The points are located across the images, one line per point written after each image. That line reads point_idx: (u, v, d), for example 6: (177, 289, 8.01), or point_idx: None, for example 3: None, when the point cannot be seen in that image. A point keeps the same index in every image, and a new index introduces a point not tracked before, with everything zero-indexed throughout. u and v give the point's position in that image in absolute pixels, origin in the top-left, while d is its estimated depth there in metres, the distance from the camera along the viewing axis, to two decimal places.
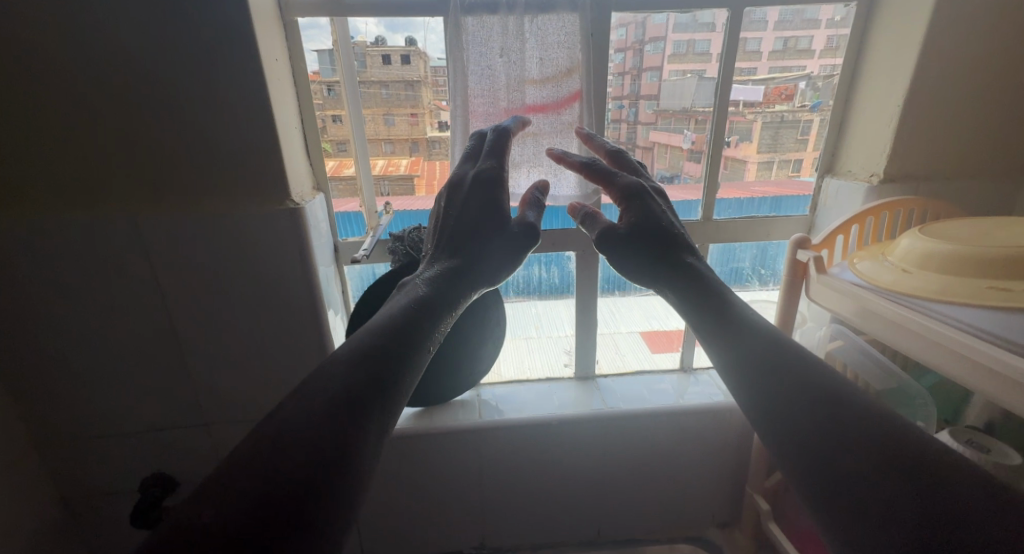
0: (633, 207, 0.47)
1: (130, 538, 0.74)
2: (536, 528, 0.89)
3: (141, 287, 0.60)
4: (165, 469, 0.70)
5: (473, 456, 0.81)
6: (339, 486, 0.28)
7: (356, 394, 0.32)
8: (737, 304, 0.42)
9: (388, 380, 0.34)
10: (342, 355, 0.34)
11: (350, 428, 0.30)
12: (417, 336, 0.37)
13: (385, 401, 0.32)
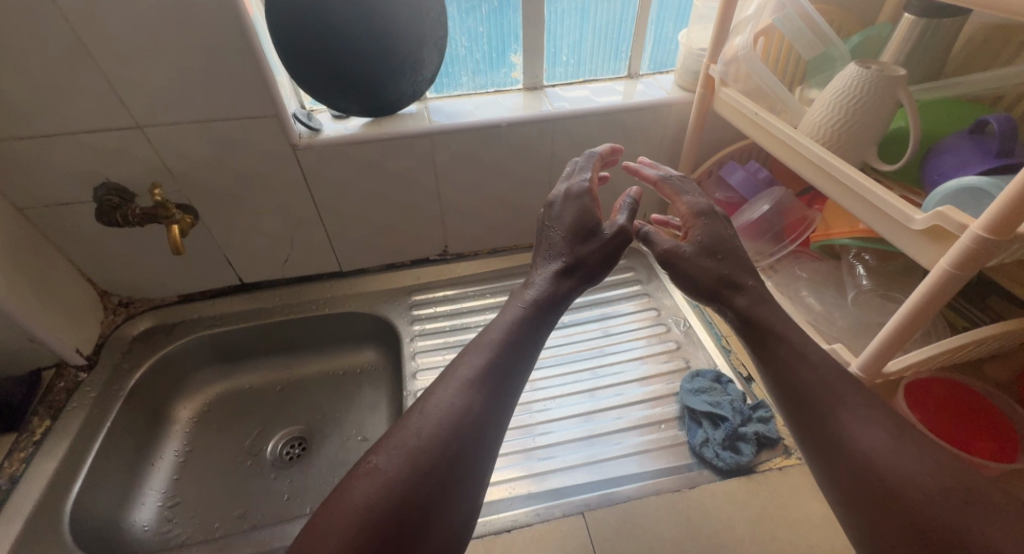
0: (699, 229, 0.62)
1: (145, 272, 0.84)
2: (493, 232, 0.98)
3: (46, 21, 0.55)
4: (111, 179, 0.69)
5: (427, 161, 0.82)
6: (467, 438, 0.45)
7: (475, 384, 0.49)
8: (774, 316, 0.54)
9: (493, 375, 0.50)
10: (474, 357, 0.52)
11: (468, 403, 0.47)
12: (522, 346, 0.53)
13: (492, 387, 0.49)
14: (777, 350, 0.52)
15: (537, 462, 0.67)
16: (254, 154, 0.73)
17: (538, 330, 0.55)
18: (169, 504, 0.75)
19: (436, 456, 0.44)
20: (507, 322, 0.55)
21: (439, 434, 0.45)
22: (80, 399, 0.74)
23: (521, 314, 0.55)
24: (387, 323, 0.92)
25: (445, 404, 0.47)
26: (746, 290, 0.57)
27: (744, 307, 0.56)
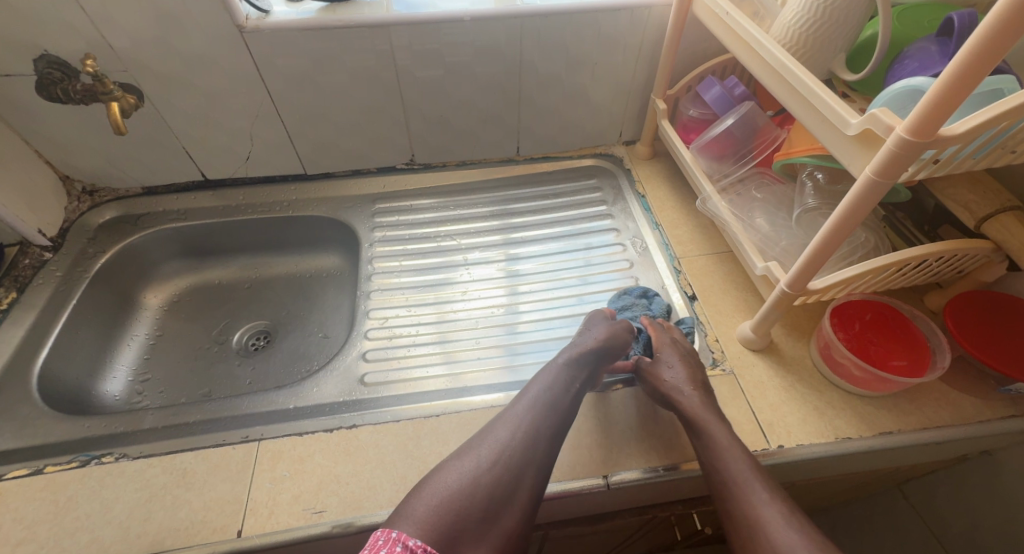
0: (669, 348, 0.61)
1: (105, 158, 0.84)
2: (462, 142, 0.95)
3: None
4: (50, 51, 0.67)
5: (387, 56, 0.77)
6: (526, 459, 0.50)
7: (531, 414, 0.54)
8: (715, 418, 0.54)
9: (547, 408, 0.54)
10: (531, 394, 0.56)
11: (529, 431, 0.52)
12: (567, 388, 0.57)
13: (548, 417, 0.54)
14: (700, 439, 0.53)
15: (480, 364, 0.70)
16: (198, 32, 0.69)
17: (577, 382, 0.58)
18: (139, 379, 0.80)
19: (498, 473, 0.49)
20: (549, 368, 0.59)
21: (501, 454, 0.50)
22: (46, 277, 0.77)
23: (551, 377, 0.58)
24: (348, 228, 0.92)
25: (507, 433, 0.52)
26: (689, 395, 0.56)
27: (687, 407, 0.55)
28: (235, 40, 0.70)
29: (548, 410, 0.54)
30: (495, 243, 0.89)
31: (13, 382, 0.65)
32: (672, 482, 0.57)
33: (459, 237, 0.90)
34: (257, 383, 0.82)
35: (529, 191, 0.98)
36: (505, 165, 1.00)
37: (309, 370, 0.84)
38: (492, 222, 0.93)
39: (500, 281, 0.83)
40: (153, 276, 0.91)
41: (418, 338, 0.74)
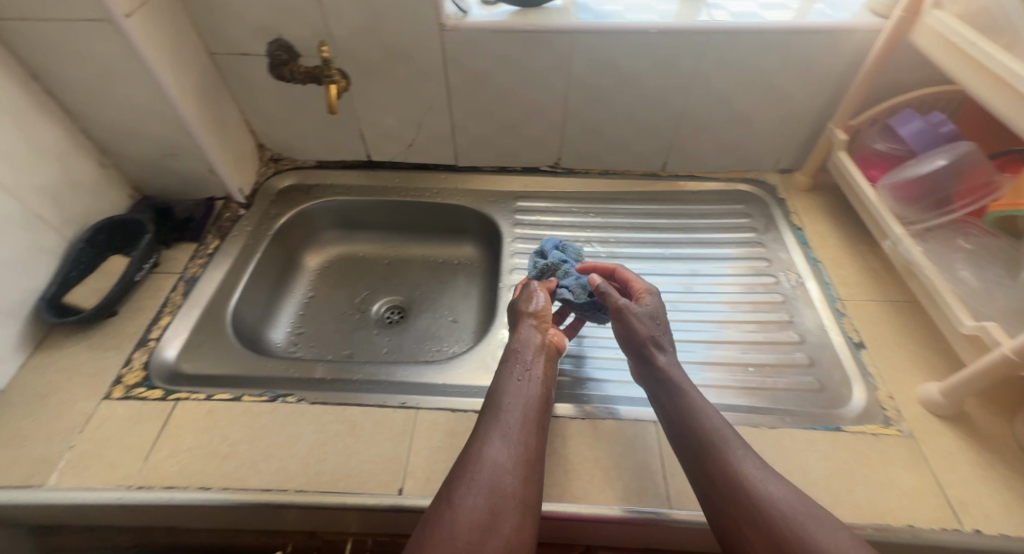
0: (646, 302, 0.61)
1: (296, 133, 0.94)
2: (611, 151, 0.95)
3: None
4: (284, 36, 0.76)
5: (564, 62, 0.78)
6: (510, 452, 0.48)
7: (498, 407, 0.53)
8: (687, 378, 0.55)
9: (512, 402, 0.53)
10: (507, 390, 0.55)
11: (504, 423, 0.51)
12: (528, 387, 0.55)
13: (518, 410, 0.52)
14: (673, 408, 0.53)
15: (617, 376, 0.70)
16: (403, 27, 0.74)
17: (535, 379, 0.57)
18: (296, 331, 0.89)
19: (486, 464, 0.47)
20: (502, 372, 0.58)
21: (486, 447, 0.48)
22: (240, 229, 0.87)
23: (515, 375, 0.56)
24: (488, 221, 0.96)
25: (482, 430, 0.50)
26: (664, 354, 0.57)
27: (656, 364, 0.56)
28: (432, 38, 0.76)
29: (523, 407, 0.53)
30: (632, 255, 0.88)
31: (210, 317, 0.73)
32: (700, 533, 0.53)
33: (597, 244, 0.90)
34: (393, 354, 0.88)
35: (672, 208, 0.96)
36: (648, 178, 0.99)
37: (439, 350, 0.89)
38: (631, 235, 0.91)
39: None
40: (313, 238, 1.00)
41: None
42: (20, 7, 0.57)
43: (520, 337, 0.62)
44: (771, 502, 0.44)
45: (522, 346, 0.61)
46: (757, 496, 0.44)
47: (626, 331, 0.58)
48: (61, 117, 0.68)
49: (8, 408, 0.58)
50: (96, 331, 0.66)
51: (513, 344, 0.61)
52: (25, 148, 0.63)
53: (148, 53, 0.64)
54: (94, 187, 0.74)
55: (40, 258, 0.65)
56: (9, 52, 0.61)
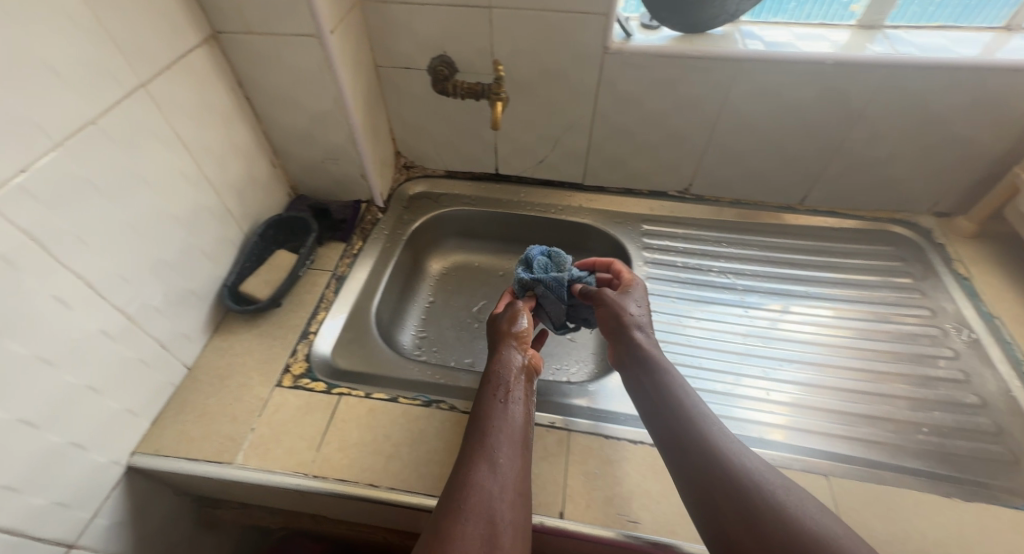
0: (635, 291, 0.69)
1: (433, 143, 0.97)
2: (746, 180, 0.90)
3: None
4: (448, 52, 0.79)
5: (724, 89, 0.76)
6: (500, 477, 0.49)
7: (484, 431, 0.53)
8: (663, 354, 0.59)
9: (498, 426, 0.53)
10: (505, 408, 0.56)
11: (493, 448, 0.51)
12: (512, 412, 0.55)
13: (506, 435, 0.52)
14: (653, 390, 0.55)
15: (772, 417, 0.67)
16: (566, 49, 0.75)
17: (517, 402, 0.57)
18: (421, 334, 0.92)
19: (479, 490, 0.47)
20: (483, 395, 0.57)
21: (479, 474, 0.48)
22: (378, 232, 0.90)
23: (503, 391, 0.58)
24: (616, 243, 0.94)
25: (471, 457, 0.50)
26: (642, 331, 0.63)
27: (638, 342, 0.61)
28: (592, 61, 0.76)
29: (508, 423, 0.54)
30: (771, 292, 0.84)
31: (356, 316, 0.76)
32: None
33: (731, 277, 0.87)
34: None
35: (810, 244, 0.90)
36: (785, 211, 0.93)
37: (555, 369, 0.86)
38: (768, 270, 0.88)
39: (781, 332, 0.78)
40: (433, 246, 1.01)
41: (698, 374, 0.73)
42: (245, 21, 0.63)
43: (502, 360, 0.62)
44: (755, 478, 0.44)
45: (505, 372, 0.60)
46: (730, 467, 0.45)
47: (613, 313, 0.66)
48: (251, 120, 0.74)
49: (196, 386, 0.62)
50: (263, 320, 0.71)
51: (495, 368, 0.61)
52: (224, 147, 0.69)
53: (339, 66, 0.68)
54: (266, 184, 0.79)
55: (224, 248, 0.70)
56: (225, 60, 0.67)
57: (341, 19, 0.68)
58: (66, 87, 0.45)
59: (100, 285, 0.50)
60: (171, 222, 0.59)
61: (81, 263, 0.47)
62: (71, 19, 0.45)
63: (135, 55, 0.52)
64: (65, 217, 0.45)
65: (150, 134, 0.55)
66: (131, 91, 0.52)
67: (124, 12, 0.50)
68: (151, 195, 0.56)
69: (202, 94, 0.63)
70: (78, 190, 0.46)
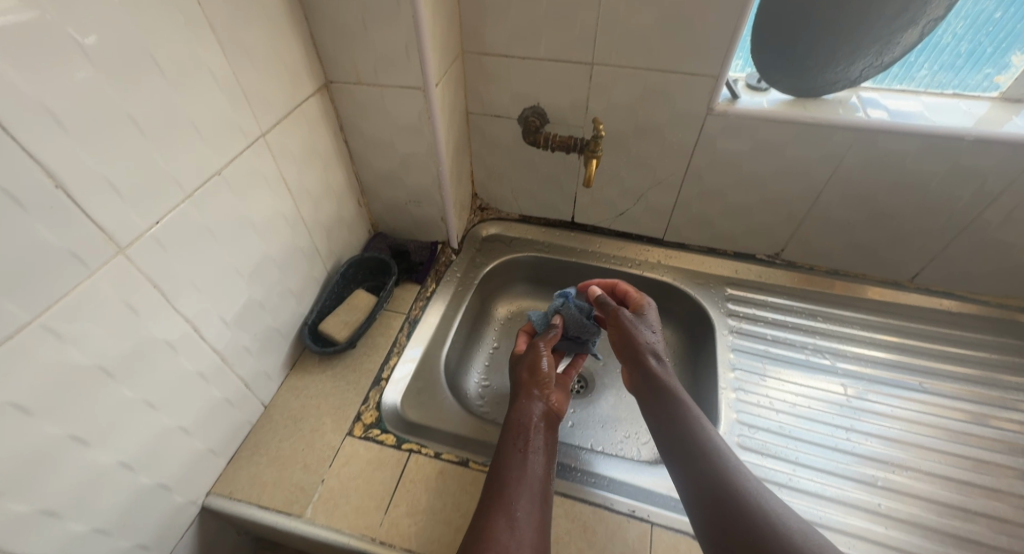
0: (646, 318, 0.66)
1: (511, 188, 0.95)
2: (848, 250, 0.82)
3: None
4: (541, 104, 0.78)
5: (836, 157, 0.71)
6: (520, 538, 0.48)
7: (503, 486, 0.52)
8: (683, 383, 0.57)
9: (517, 479, 0.52)
10: (519, 454, 0.55)
11: (510, 502, 0.50)
12: (532, 465, 0.54)
13: (524, 490, 0.52)
14: (671, 424, 0.53)
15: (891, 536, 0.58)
16: (667, 109, 0.72)
17: (538, 451, 0.56)
18: (484, 383, 0.85)
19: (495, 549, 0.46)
20: (504, 441, 0.56)
21: (495, 533, 0.48)
22: (451, 275, 0.88)
23: (517, 435, 0.56)
24: (699, 307, 0.86)
25: (487, 514, 0.50)
26: (660, 362, 0.60)
27: (655, 375, 0.58)
28: (692, 122, 0.73)
29: (524, 471, 0.53)
30: (878, 378, 0.75)
31: (425, 365, 0.74)
32: None
33: (831, 356, 0.78)
34: (579, 431, 0.82)
35: (924, 328, 0.80)
36: (893, 288, 0.84)
37: (625, 436, 0.81)
38: (877, 354, 0.78)
39: (900, 433, 0.68)
40: (500, 290, 0.97)
41: (798, 471, 0.64)
42: (357, 73, 0.65)
43: (523, 408, 0.60)
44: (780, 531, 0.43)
45: (524, 419, 0.58)
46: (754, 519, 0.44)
47: (627, 337, 0.63)
48: (346, 163, 0.76)
49: (270, 426, 0.63)
50: (337, 362, 0.71)
51: (512, 415, 0.59)
52: (321, 189, 0.70)
53: (438, 117, 0.69)
54: (351, 223, 0.81)
55: (309, 287, 0.71)
56: (332, 108, 0.69)
57: (444, 72, 0.69)
58: (202, 141, 0.47)
59: (204, 330, 0.51)
60: (269, 264, 0.61)
61: (191, 307, 0.49)
62: (212, 78, 0.48)
63: (260, 108, 0.55)
64: (184, 265, 0.47)
65: (261, 180, 0.57)
66: (251, 142, 0.54)
67: (255, 69, 0.53)
68: (254, 240, 0.57)
69: (309, 140, 0.65)
70: (197, 238, 0.48)
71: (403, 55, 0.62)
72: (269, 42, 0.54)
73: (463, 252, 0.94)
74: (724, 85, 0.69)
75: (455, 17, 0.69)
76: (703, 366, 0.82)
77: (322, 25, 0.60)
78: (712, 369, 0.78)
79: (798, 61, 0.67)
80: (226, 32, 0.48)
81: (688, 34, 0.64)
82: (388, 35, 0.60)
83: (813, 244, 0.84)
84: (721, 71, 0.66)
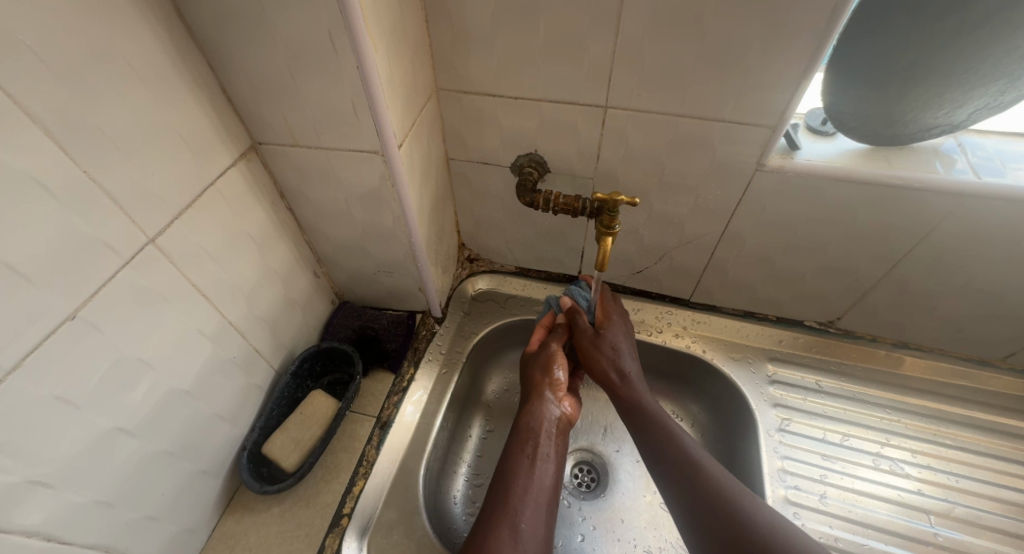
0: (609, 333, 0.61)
1: (504, 240, 0.78)
2: (925, 322, 0.66)
3: None
4: (539, 151, 0.61)
5: (922, 225, 0.55)
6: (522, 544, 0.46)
7: (510, 489, 0.50)
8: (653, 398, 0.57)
9: (524, 488, 0.50)
10: (527, 454, 0.54)
11: (516, 507, 0.49)
12: (540, 470, 0.52)
13: (530, 495, 0.50)
14: (648, 425, 0.55)
15: None
16: (704, 163, 0.56)
17: (546, 460, 0.54)
18: (476, 482, 0.68)
19: None
20: (512, 446, 0.55)
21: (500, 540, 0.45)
22: (433, 353, 0.71)
23: (525, 436, 0.55)
24: (737, 392, 0.70)
25: (489, 521, 0.47)
26: (623, 366, 0.59)
27: (625, 373, 0.59)
28: (735, 178, 0.56)
29: (530, 468, 0.52)
30: (966, 498, 0.60)
31: (401, 483, 0.59)
32: None
33: (903, 464, 0.63)
34: (590, 546, 0.67)
35: (1017, 427, 0.65)
36: (976, 367, 0.68)
37: (645, 550, 0.67)
38: (960, 465, 0.63)
39: None
40: (496, 358, 0.79)
41: None
42: (292, 133, 0.48)
43: (534, 413, 0.57)
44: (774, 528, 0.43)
45: (535, 423, 0.56)
46: (769, 538, 0.42)
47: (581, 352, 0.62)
48: (294, 234, 0.60)
49: None
50: (287, 493, 0.57)
51: (523, 417, 0.57)
52: (261, 280, 0.55)
53: (405, 184, 0.52)
54: (307, 302, 0.65)
55: (247, 401, 0.56)
56: (267, 172, 0.53)
57: (411, 124, 0.52)
58: (34, 285, 0.32)
59: (68, 531, 0.37)
60: (182, 400, 0.46)
61: (40, 514, 0.35)
62: (44, 191, 0.32)
63: (143, 207, 0.39)
64: (15, 468, 0.33)
65: (157, 302, 0.42)
66: (133, 257, 0.39)
67: (127, 156, 0.37)
68: (153, 381, 0.43)
69: (236, 225, 0.50)
70: (43, 421, 0.34)
71: (351, 113, 0.45)
72: (149, 113, 0.38)
73: (448, 318, 0.76)
74: (782, 134, 0.53)
75: (424, 46, 0.52)
76: (739, 470, 0.67)
77: (235, 74, 0.44)
78: (754, 480, 0.64)
79: (884, 103, 0.49)
80: (62, 116, 0.32)
81: (738, 75, 0.47)
82: (326, 90, 0.44)
83: (881, 316, 0.67)
84: (777, 122, 0.49)
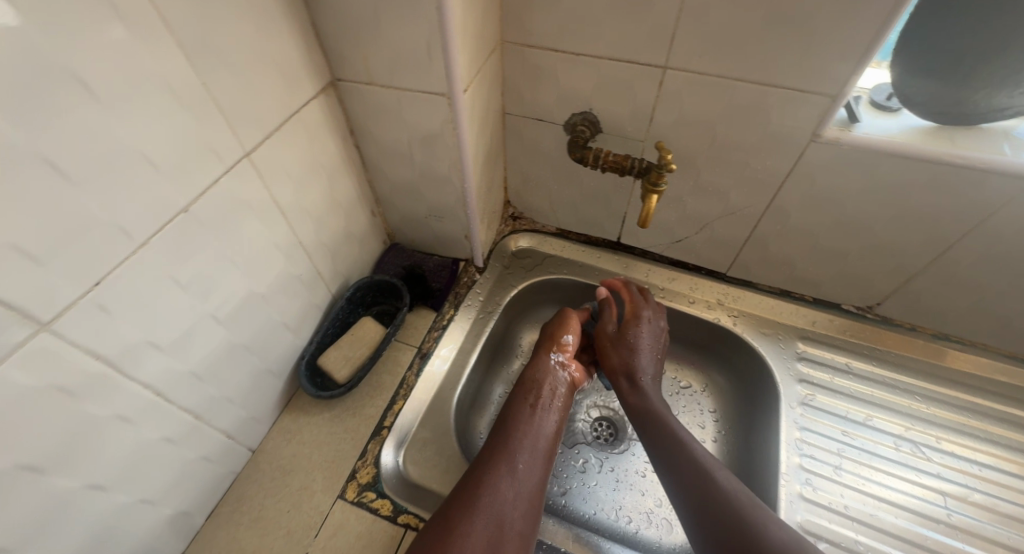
0: (637, 335, 0.65)
1: (549, 199, 0.81)
2: (971, 314, 0.65)
3: None
4: (594, 110, 0.63)
5: (980, 208, 0.54)
6: (515, 483, 0.52)
7: (511, 434, 0.56)
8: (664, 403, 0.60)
9: (523, 428, 0.57)
10: (529, 408, 0.60)
11: (514, 451, 0.55)
12: (540, 419, 0.59)
13: (530, 440, 0.56)
14: (654, 428, 0.57)
15: None
16: (756, 130, 0.56)
17: (546, 409, 0.61)
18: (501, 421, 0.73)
19: (493, 488, 0.50)
20: (515, 396, 0.62)
21: (496, 477, 0.52)
22: (473, 298, 0.76)
23: (532, 390, 0.62)
24: (763, 364, 0.71)
25: (490, 455, 0.54)
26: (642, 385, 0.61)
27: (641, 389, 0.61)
28: (788, 147, 0.56)
29: (530, 420, 0.58)
30: (986, 487, 0.60)
31: (436, 407, 0.64)
32: None
33: (925, 449, 0.63)
34: (601, 492, 0.71)
35: None
36: (1018, 364, 0.67)
37: (655, 501, 0.70)
38: (986, 456, 0.62)
39: None
40: (531, 313, 0.83)
41: None
42: (368, 72, 0.53)
43: (541, 366, 0.65)
44: (780, 545, 0.43)
45: (542, 376, 0.64)
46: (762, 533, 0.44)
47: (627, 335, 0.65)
48: (358, 171, 0.65)
49: (255, 476, 0.58)
50: (336, 403, 0.64)
51: (533, 369, 0.65)
52: (327, 207, 0.60)
53: (466, 130, 0.56)
54: (363, 238, 0.71)
55: (308, 317, 0.63)
56: (342, 109, 0.58)
57: (477, 72, 0.55)
58: (160, 177, 0.38)
59: (172, 392, 0.45)
60: (259, 302, 0.53)
61: (154, 372, 0.42)
62: (174, 100, 0.38)
63: (241, 123, 0.44)
64: (141, 328, 0.40)
65: (247, 212, 0.47)
66: (231, 168, 0.44)
67: (234, 76, 0.42)
68: (240, 281, 0.49)
69: (312, 154, 0.55)
70: (161, 295, 0.41)
71: (424, 54, 0.49)
72: (251, 39, 0.43)
73: (490, 269, 0.80)
74: (841, 106, 0.53)
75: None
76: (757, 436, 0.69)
77: (324, 12, 0.48)
78: (770, 446, 0.66)
79: (955, 79, 0.48)
80: (188, 33, 0.37)
81: (804, 39, 0.47)
82: (405, 30, 0.47)
83: (923, 303, 0.67)
84: (839, 90, 0.49)
